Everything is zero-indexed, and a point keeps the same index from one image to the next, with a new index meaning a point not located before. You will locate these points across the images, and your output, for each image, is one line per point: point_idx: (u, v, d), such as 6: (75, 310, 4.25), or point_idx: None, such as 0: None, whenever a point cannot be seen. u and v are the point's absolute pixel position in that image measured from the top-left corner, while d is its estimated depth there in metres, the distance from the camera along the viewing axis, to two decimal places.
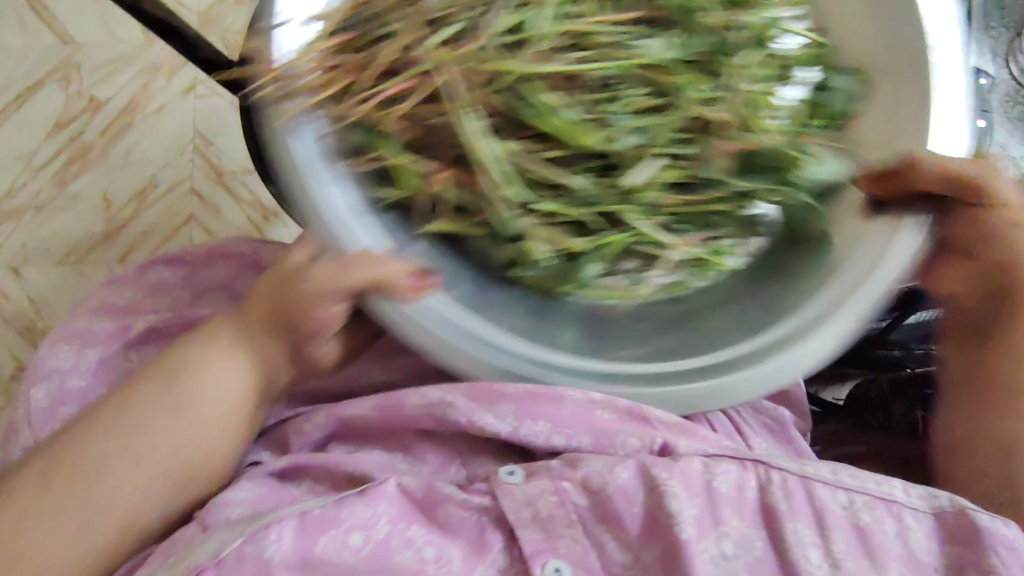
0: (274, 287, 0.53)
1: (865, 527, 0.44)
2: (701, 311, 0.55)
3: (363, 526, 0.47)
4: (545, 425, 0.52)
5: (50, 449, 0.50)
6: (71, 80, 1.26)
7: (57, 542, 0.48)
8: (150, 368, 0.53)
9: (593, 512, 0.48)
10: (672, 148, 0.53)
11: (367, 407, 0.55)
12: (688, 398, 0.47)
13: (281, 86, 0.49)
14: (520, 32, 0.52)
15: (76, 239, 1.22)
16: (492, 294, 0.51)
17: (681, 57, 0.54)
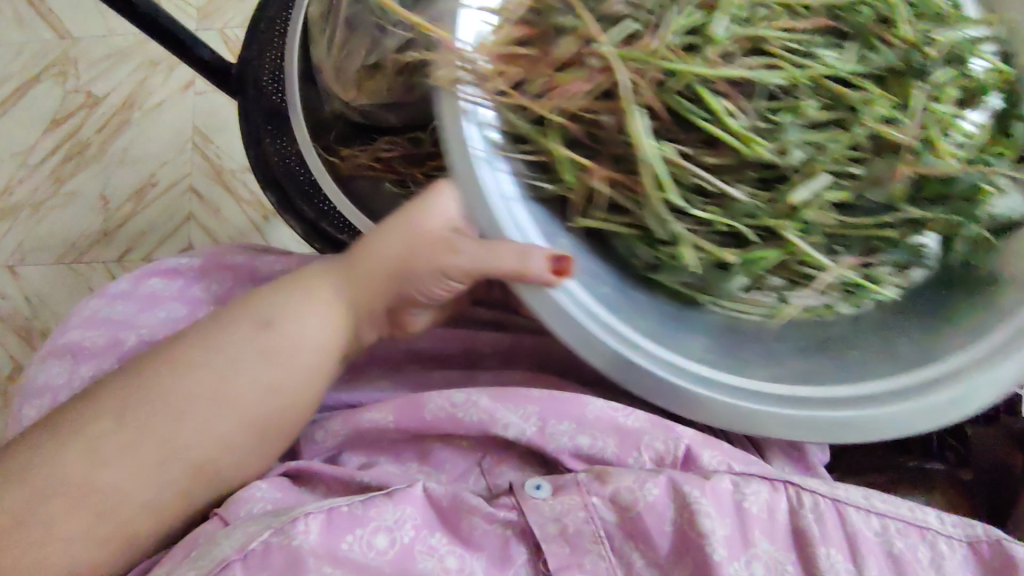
0: (388, 247, 0.52)
1: (899, 555, 0.44)
2: (850, 340, 0.50)
3: (389, 527, 0.47)
4: (568, 426, 0.52)
5: (128, 385, 0.50)
6: (68, 75, 1.23)
7: (127, 481, 0.48)
8: (239, 311, 0.53)
9: (620, 529, 0.47)
10: (845, 164, 0.48)
11: (385, 417, 0.54)
12: (832, 426, 0.45)
13: (457, 66, 0.45)
14: (696, 35, 0.47)
15: (73, 237, 1.17)
16: (633, 296, 0.49)
17: (865, 70, 0.49)
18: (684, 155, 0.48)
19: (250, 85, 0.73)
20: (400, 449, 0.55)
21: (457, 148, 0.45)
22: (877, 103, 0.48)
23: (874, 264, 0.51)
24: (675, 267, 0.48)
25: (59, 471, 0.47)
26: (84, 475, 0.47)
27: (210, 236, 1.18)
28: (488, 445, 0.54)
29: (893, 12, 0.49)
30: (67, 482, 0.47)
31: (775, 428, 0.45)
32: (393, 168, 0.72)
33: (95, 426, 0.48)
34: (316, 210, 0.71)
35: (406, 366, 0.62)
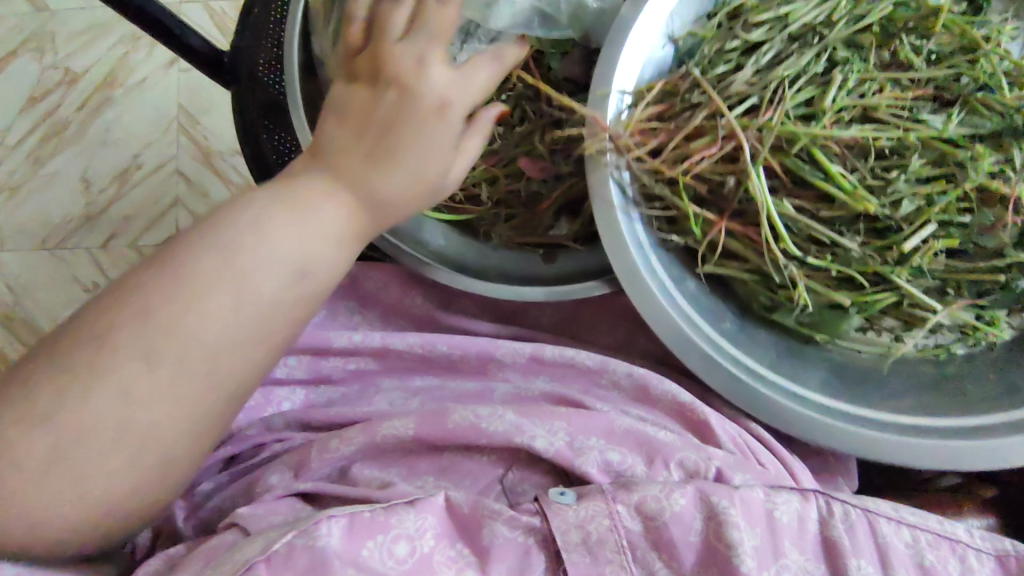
0: (407, 175, 0.48)
1: (930, 566, 0.45)
2: (967, 376, 0.54)
3: (410, 534, 0.44)
4: (598, 440, 0.51)
5: (140, 319, 0.43)
6: (45, 50, 1.17)
7: (169, 419, 0.43)
8: (260, 229, 0.45)
9: (645, 538, 0.45)
10: (954, 214, 0.49)
11: (405, 429, 0.52)
12: (981, 452, 0.49)
13: (597, 141, 0.52)
14: (811, 108, 0.51)
15: (54, 222, 1.12)
16: (757, 334, 0.55)
17: (972, 132, 0.49)
18: (802, 209, 0.51)
19: (246, 78, 0.69)
20: (411, 460, 0.53)
21: (602, 205, 0.52)
22: (984, 158, 0.48)
23: (989, 307, 0.53)
24: (783, 307, 0.53)
25: (89, 417, 0.42)
26: (122, 413, 0.42)
27: None
28: (510, 459, 0.52)
29: (994, 81, 0.50)
30: (100, 428, 0.42)
31: (887, 453, 0.51)
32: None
33: (118, 368, 0.42)
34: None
35: (418, 377, 0.61)
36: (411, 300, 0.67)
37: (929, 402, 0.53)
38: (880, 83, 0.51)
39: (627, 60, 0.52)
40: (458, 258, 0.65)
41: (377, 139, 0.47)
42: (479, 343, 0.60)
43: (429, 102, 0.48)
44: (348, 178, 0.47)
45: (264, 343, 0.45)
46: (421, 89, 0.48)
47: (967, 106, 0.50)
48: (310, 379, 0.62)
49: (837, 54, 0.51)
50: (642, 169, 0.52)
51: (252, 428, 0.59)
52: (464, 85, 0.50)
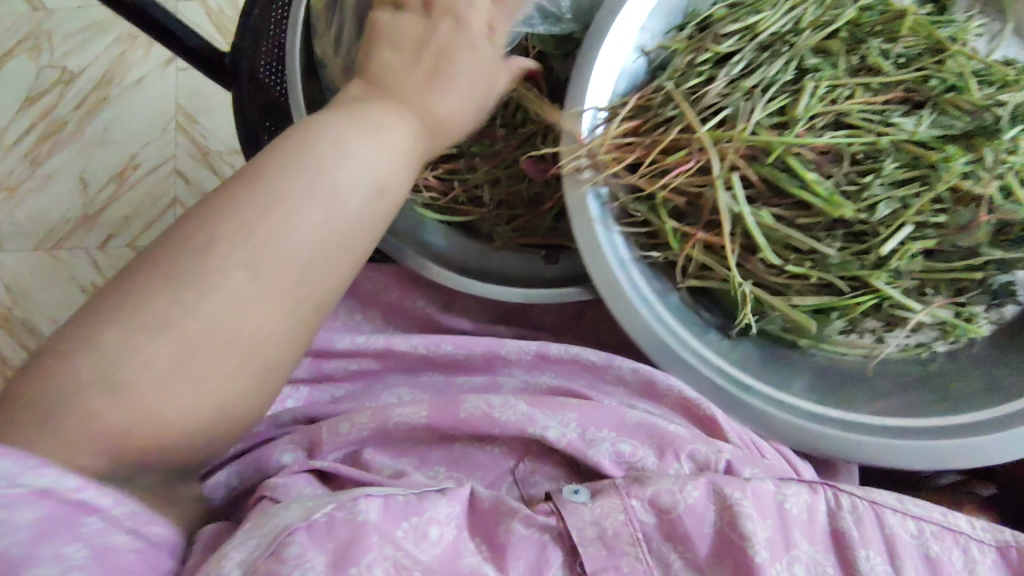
0: (460, 100, 0.49)
1: (935, 557, 0.46)
2: (954, 374, 0.56)
3: (442, 520, 0.45)
4: (609, 433, 0.53)
5: (242, 226, 0.42)
6: (41, 49, 1.17)
7: (273, 326, 0.42)
8: (341, 145, 0.44)
9: (658, 531, 0.47)
10: (929, 216, 0.50)
11: (418, 415, 0.53)
12: (970, 450, 0.49)
13: (573, 158, 0.53)
14: (785, 115, 0.53)
15: (53, 223, 1.12)
16: (742, 344, 0.56)
17: (942, 133, 0.51)
18: (780, 218, 0.52)
19: (247, 79, 0.69)
20: (425, 451, 0.54)
21: (582, 219, 0.52)
22: (956, 160, 0.50)
23: (968, 304, 0.55)
24: (766, 313, 0.55)
25: (205, 319, 0.41)
26: (217, 321, 0.41)
27: None
28: (522, 451, 0.53)
29: (963, 82, 0.52)
30: (204, 337, 0.41)
31: (874, 456, 0.51)
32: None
33: (226, 276, 0.41)
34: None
35: (425, 373, 0.62)
36: (413, 300, 0.67)
37: (913, 404, 0.54)
38: (850, 89, 0.53)
39: (602, 75, 0.53)
40: (459, 257, 0.66)
41: (431, 66, 0.48)
42: (484, 343, 0.61)
43: (478, 37, 0.50)
44: (400, 99, 0.47)
45: (353, 256, 0.45)
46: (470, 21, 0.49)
47: (936, 109, 0.52)
48: (314, 378, 0.63)
49: (805, 61, 0.54)
50: (619, 184, 0.55)
51: (260, 426, 0.59)
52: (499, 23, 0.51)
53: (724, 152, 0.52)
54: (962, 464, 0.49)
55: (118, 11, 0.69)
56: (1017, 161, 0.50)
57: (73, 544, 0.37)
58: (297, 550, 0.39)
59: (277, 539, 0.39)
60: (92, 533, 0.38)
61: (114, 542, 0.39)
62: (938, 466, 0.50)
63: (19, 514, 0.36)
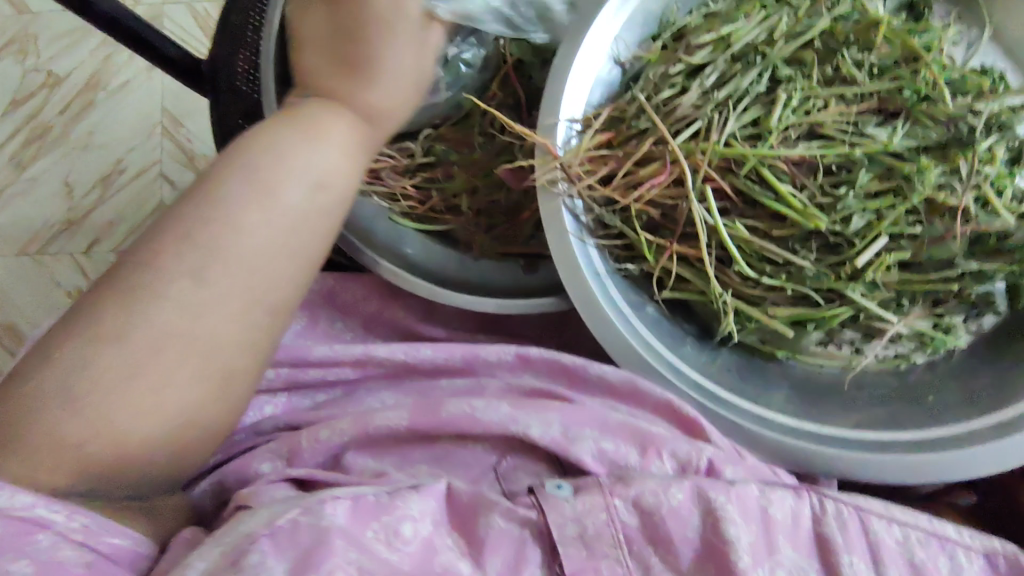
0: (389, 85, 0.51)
1: (920, 563, 0.46)
2: (934, 388, 0.55)
3: (415, 517, 0.44)
4: (592, 431, 0.52)
5: (185, 235, 0.44)
6: (27, 53, 1.16)
7: (225, 328, 0.44)
8: (273, 147, 0.47)
9: (641, 533, 0.46)
10: (905, 226, 0.51)
11: (398, 420, 0.52)
12: (955, 463, 0.49)
13: (548, 171, 0.53)
14: (760, 125, 0.53)
15: (36, 227, 1.10)
16: (717, 357, 0.56)
17: (916, 144, 0.52)
18: (754, 228, 0.53)
19: (225, 85, 0.68)
20: (405, 450, 0.53)
21: (556, 231, 0.53)
22: (929, 171, 0.50)
23: (946, 313, 0.55)
24: (742, 325, 0.55)
25: (154, 326, 0.42)
26: (172, 326, 0.42)
27: None
28: (504, 448, 0.53)
29: (936, 93, 0.52)
30: (153, 344, 0.42)
31: (853, 471, 0.50)
32: (383, 181, 0.67)
33: (171, 284, 0.42)
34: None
35: (407, 378, 0.61)
36: (392, 311, 0.67)
37: (897, 415, 0.53)
38: (824, 100, 0.53)
39: (574, 89, 0.54)
40: (437, 268, 0.64)
41: (347, 51, 0.50)
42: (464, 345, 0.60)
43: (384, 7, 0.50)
44: (330, 95, 0.50)
45: (301, 255, 0.47)
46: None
47: (911, 119, 0.52)
48: (288, 387, 0.61)
49: (778, 72, 0.54)
50: (593, 197, 0.54)
51: (238, 434, 0.58)
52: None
53: (698, 164, 0.52)
54: (947, 478, 0.49)
55: (85, 17, 0.67)
56: (989, 172, 0.50)
57: (19, 562, 0.36)
58: (257, 558, 0.38)
59: (240, 546, 0.39)
60: (38, 548, 0.37)
61: (65, 556, 0.38)
62: (917, 480, 0.49)
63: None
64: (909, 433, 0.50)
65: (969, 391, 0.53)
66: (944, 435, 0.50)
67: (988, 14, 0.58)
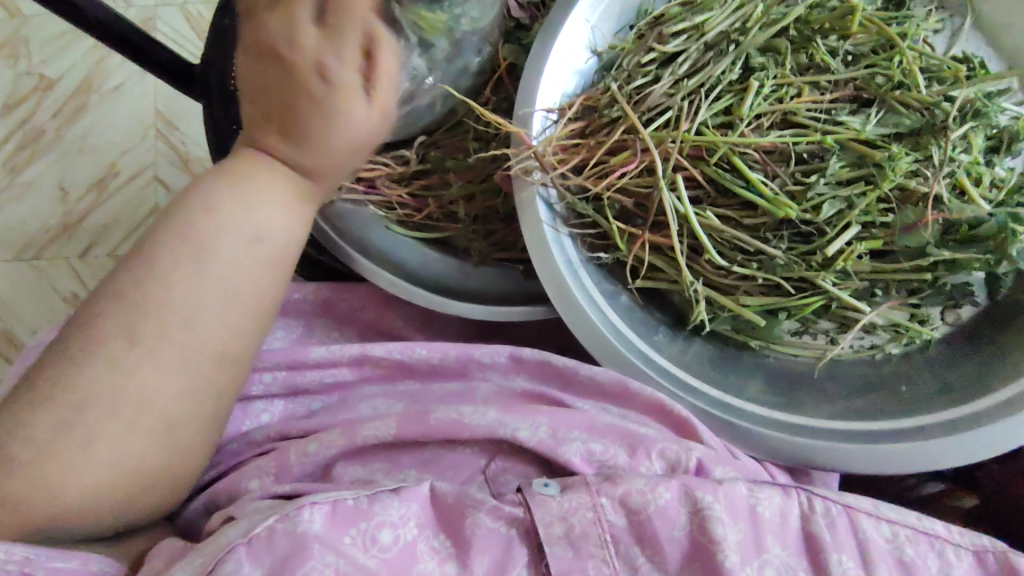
0: (329, 155, 0.49)
1: (910, 560, 0.46)
2: (902, 376, 0.55)
3: (394, 523, 0.44)
4: (580, 433, 0.52)
5: (119, 298, 0.45)
6: (19, 56, 1.16)
7: (159, 386, 0.45)
8: (210, 205, 0.48)
9: (628, 532, 0.46)
10: (876, 216, 0.51)
11: (386, 430, 0.52)
12: (924, 455, 0.49)
13: (522, 161, 0.53)
14: (730, 114, 0.53)
15: (31, 232, 1.10)
16: (689, 347, 0.57)
17: (889, 131, 0.52)
18: (726, 218, 0.53)
19: (217, 90, 0.66)
20: (396, 456, 0.53)
21: (530, 223, 0.53)
22: (901, 159, 0.50)
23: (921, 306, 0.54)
24: (715, 314, 0.55)
25: (89, 389, 0.43)
26: (111, 385, 0.44)
27: None
28: (493, 450, 0.52)
29: (910, 79, 0.52)
30: (82, 407, 0.43)
31: (823, 459, 0.51)
32: (378, 189, 0.66)
33: (105, 347, 0.44)
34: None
35: (401, 381, 0.61)
36: (382, 313, 0.67)
37: (869, 408, 0.53)
38: (797, 88, 0.53)
39: (549, 81, 0.55)
40: (430, 272, 0.64)
41: (281, 118, 0.48)
42: (459, 347, 0.60)
43: (317, 78, 0.47)
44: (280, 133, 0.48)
45: (237, 306, 0.47)
46: (305, 65, 0.46)
47: (885, 106, 0.52)
48: (286, 392, 0.61)
49: (753, 59, 0.54)
50: (567, 185, 0.54)
51: (232, 444, 0.58)
52: (335, 51, 0.46)
53: (668, 153, 0.52)
54: (912, 468, 0.49)
55: (75, 24, 0.64)
56: (961, 160, 0.50)
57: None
58: (234, 565, 0.40)
59: (217, 555, 0.40)
60: None
61: None
62: (882, 470, 0.50)
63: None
64: (882, 422, 0.51)
65: (945, 385, 0.53)
66: (910, 426, 0.51)
67: (975, 2, 0.58)
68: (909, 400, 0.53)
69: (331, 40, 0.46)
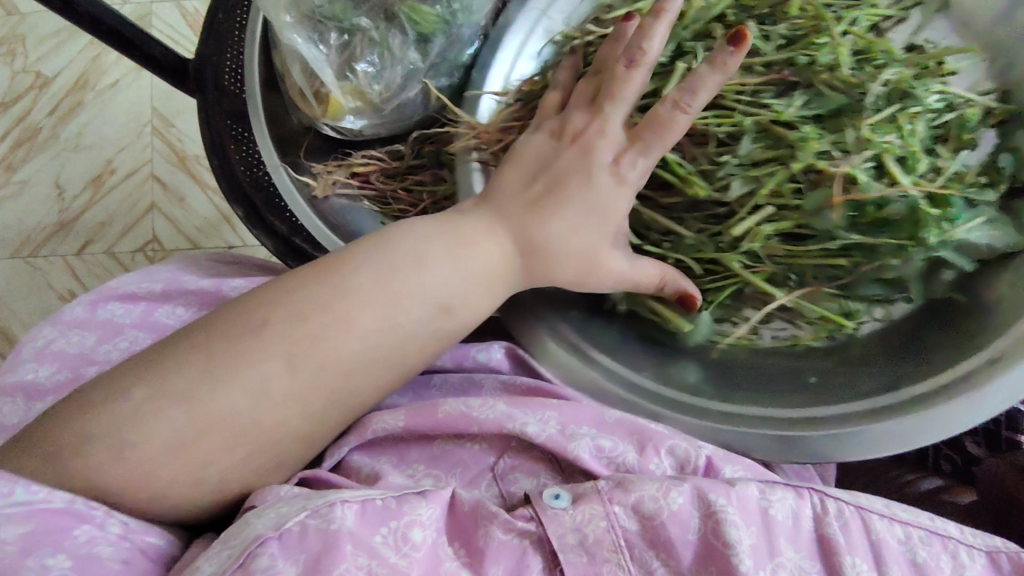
0: (569, 231, 0.50)
1: (923, 563, 0.45)
2: (849, 367, 0.53)
3: (424, 522, 0.45)
4: (589, 428, 0.51)
5: (297, 317, 0.46)
6: (15, 53, 1.15)
7: (293, 420, 0.46)
8: (421, 257, 0.48)
9: (641, 538, 0.46)
10: (784, 197, 0.49)
11: (395, 422, 0.51)
12: (896, 433, 0.47)
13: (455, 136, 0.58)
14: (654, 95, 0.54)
15: (27, 230, 1.09)
16: (623, 337, 0.56)
17: (812, 113, 0.50)
18: (648, 199, 0.54)
19: (212, 86, 0.64)
20: (403, 449, 0.52)
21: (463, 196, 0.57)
22: (811, 139, 0.48)
23: (851, 298, 0.52)
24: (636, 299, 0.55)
25: (237, 405, 0.44)
26: (256, 409, 0.45)
27: (177, 228, 1.09)
28: (501, 447, 0.52)
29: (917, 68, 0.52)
30: (218, 421, 0.44)
31: (782, 451, 0.49)
32: (373, 184, 0.64)
33: (264, 364, 0.45)
34: (288, 224, 0.62)
35: None
36: None
37: (830, 389, 0.51)
38: None
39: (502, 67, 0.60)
40: None
41: (548, 190, 0.50)
42: (453, 349, 0.58)
43: (603, 172, 0.50)
44: (537, 211, 0.50)
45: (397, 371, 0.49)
46: (597, 160, 0.50)
47: (811, 89, 0.51)
48: None
49: (683, 43, 0.55)
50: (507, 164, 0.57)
51: None
52: (638, 154, 0.49)
53: None
54: (886, 448, 0.47)
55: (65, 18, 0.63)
56: (888, 142, 0.48)
57: (58, 556, 0.40)
58: (268, 561, 0.40)
59: (248, 550, 0.40)
60: (77, 544, 0.41)
61: (101, 553, 0.41)
62: (851, 455, 0.47)
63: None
64: (837, 406, 0.49)
65: None
66: (868, 407, 0.49)
67: None
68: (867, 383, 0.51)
69: (630, 147, 0.50)
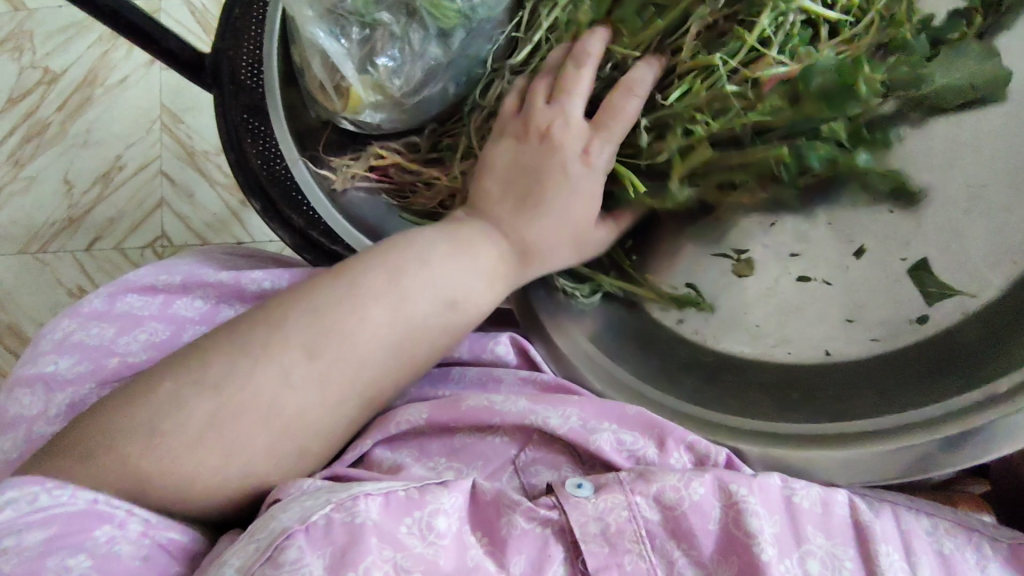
0: (553, 230, 0.52)
1: (949, 554, 0.47)
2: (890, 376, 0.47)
3: (448, 511, 0.45)
4: (610, 426, 0.52)
5: (311, 316, 0.47)
6: (23, 49, 1.15)
7: (308, 415, 0.46)
8: (428, 258, 0.50)
9: (663, 528, 0.46)
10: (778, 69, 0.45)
11: (419, 415, 0.52)
12: (903, 455, 0.45)
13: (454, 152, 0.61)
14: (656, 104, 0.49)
15: (36, 226, 1.09)
16: (645, 346, 0.55)
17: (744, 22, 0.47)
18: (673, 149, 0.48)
19: (228, 79, 0.65)
20: (425, 443, 0.52)
21: None
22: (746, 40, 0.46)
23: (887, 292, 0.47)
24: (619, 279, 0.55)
25: (248, 400, 0.45)
26: (276, 399, 0.45)
27: (187, 225, 1.09)
28: (523, 440, 0.52)
29: None
30: (240, 412, 0.45)
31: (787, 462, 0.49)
32: (391, 177, 0.63)
33: (284, 355, 0.46)
34: (305, 217, 0.64)
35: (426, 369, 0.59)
36: None
37: (830, 398, 0.49)
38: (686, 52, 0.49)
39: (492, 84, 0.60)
40: None
41: (525, 189, 0.52)
42: (470, 340, 0.59)
43: (575, 168, 0.51)
44: (522, 205, 0.52)
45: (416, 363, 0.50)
46: (569, 148, 0.51)
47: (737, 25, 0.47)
48: None
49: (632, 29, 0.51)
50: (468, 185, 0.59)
51: None
52: (603, 140, 0.50)
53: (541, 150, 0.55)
54: (894, 474, 0.46)
55: (85, 10, 0.63)
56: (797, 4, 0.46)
57: (78, 556, 0.40)
58: (295, 553, 0.40)
59: (276, 543, 0.40)
60: (95, 543, 0.41)
61: (118, 552, 0.41)
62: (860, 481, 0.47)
63: (26, 537, 0.40)
64: (846, 423, 0.47)
65: None
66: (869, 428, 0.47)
67: None
68: (853, 401, 0.48)
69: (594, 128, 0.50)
